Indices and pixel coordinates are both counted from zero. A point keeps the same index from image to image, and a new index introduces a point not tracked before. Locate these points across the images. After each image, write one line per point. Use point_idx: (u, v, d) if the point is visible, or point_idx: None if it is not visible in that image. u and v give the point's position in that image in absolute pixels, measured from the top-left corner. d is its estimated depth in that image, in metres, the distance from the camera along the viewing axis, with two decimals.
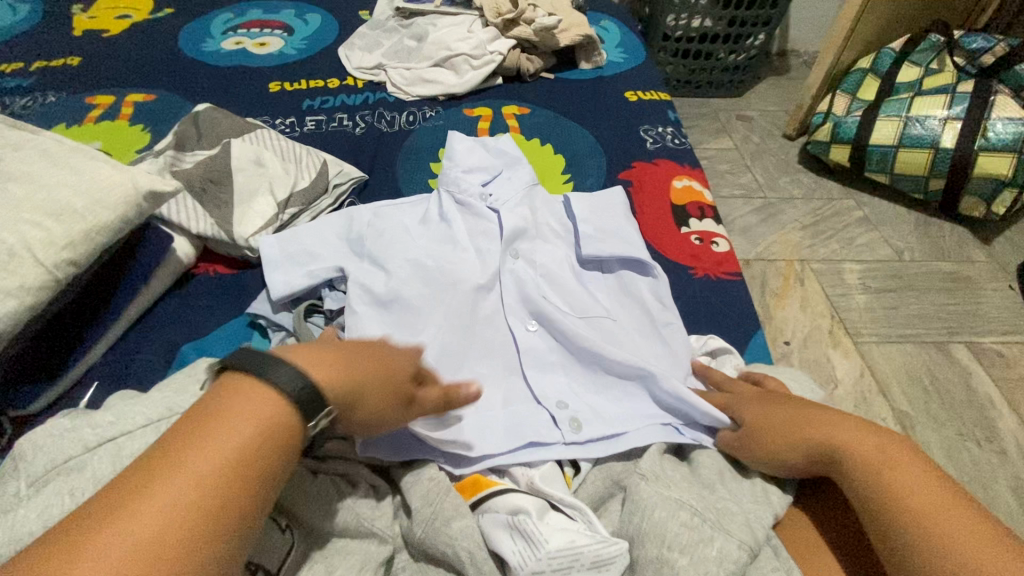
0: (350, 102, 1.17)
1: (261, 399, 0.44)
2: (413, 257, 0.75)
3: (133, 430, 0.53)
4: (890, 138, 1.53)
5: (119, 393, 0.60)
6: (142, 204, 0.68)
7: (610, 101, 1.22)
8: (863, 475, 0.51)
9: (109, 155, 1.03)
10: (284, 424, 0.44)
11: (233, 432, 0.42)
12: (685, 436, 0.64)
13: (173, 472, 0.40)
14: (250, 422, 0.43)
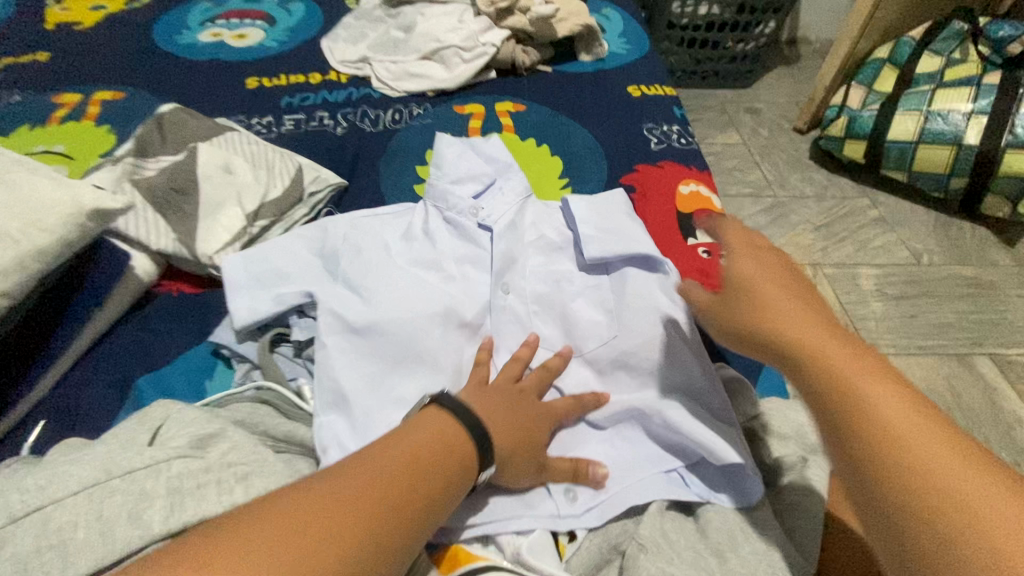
0: (332, 99, 1.09)
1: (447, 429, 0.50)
2: (394, 287, 0.70)
3: (63, 499, 0.47)
4: (910, 134, 1.44)
5: (62, 446, 0.55)
6: (88, 224, 0.61)
7: (611, 96, 1.13)
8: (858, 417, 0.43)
9: (70, 159, 0.95)
10: (462, 456, 0.49)
11: (425, 449, 0.48)
12: (694, 493, 0.58)
13: (360, 478, 0.44)
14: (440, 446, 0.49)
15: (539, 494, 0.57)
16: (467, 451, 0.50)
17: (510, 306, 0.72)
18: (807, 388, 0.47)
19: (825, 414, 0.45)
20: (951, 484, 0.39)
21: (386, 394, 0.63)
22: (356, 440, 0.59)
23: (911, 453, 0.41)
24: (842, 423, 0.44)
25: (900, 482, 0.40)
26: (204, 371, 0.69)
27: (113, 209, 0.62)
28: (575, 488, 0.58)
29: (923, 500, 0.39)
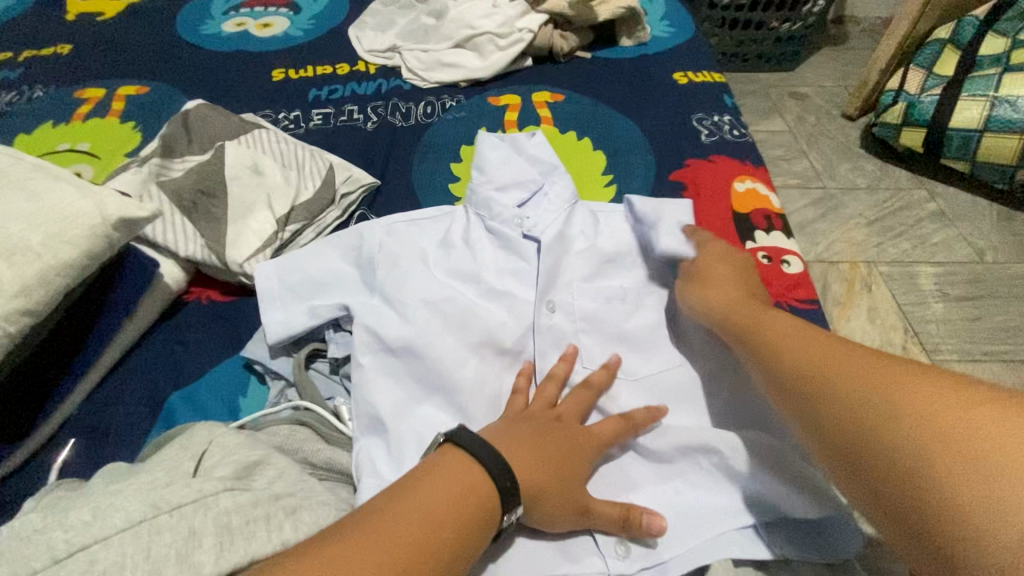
0: (361, 91, 1.04)
1: (467, 473, 0.48)
2: (435, 301, 0.67)
3: (109, 537, 0.43)
4: (973, 122, 1.33)
5: (103, 473, 0.51)
6: (113, 234, 0.58)
7: (655, 85, 1.06)
8: (821, 391, 0.47)
9: (96, 158, 0.92)
10: (482, 501, 0.48)
11: (441, 497, 0.46)
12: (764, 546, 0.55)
13: (375, 537, 0.43)
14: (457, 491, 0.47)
15: (590, 550, 0.55)
16: (488, 493, 0.48)
17: (557, 325, 0.68)
18: (775, 379, 0.53)
19: (792, 395, 0.50)
20: (919, 417, 0.40)
21: (419, 419, 0.60)
22: (393, 468, 0.56)
23: (870, 403, 0.43)
24: (807, 399, 0.48)
25: (873, 437, 0.42)
26: (237, 387, 0.66)
27: (138, 218, 0.59)
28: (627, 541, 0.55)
29: (898, 445, 0.40)
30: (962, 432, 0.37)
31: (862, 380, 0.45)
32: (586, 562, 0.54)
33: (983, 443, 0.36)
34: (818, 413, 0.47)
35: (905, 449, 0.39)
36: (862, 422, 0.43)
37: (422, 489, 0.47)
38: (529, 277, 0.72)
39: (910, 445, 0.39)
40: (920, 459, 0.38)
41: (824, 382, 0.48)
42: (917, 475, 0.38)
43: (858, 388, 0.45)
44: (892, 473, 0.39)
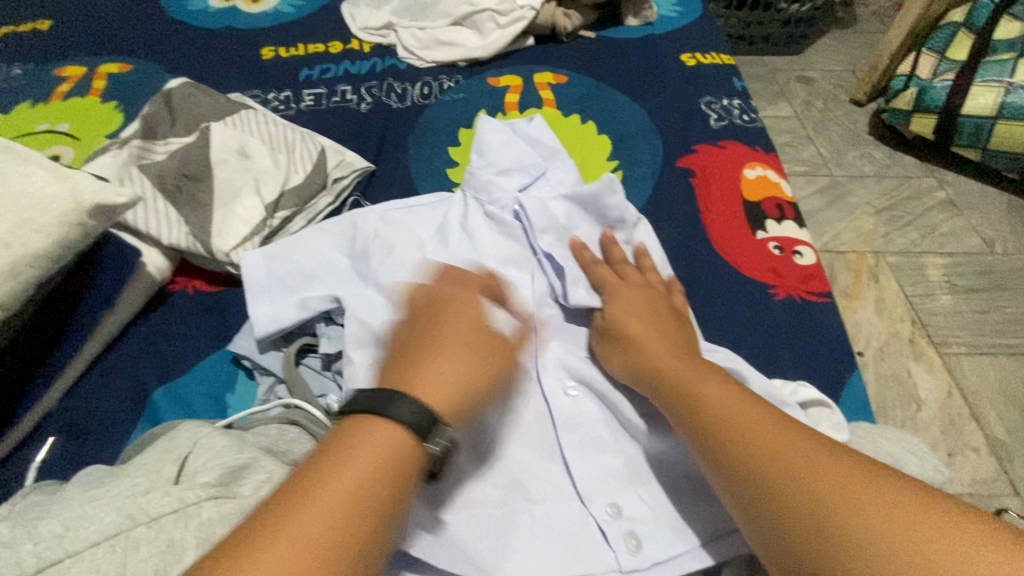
0: (354, 71, 1.00)
1: (386, 436, 0.41)
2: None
3: (82, 551, 0.40)
4: (987, 108, 1.30)
5: (86, 475, 0.48)
6: (88, 222, 0.54)
7: (662, 66, 1.01)
8: (738, 457, 0.45)
9: (76, 140, 0.88)
10: (397, 463, 0.41)
11: (346, 475, 0.39)
12: None
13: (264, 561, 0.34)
14: (370, 460, 0.40)
15: (597, 551, 0.51)
16: (405, 454, 0.41)
17: (559, 314, 0.66)
18: (690, 430, 0.49)
19: (705, 456, 0.48)
20: (837, 499, 0.40)
21: None
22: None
23: (789, 482, 0.42)
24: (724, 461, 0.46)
25: (803, 519, 0.40)
26: (223, 382, 0.63)
27: (116, 204, 0.55)
28: (639, 536, 0.52)
29: (828, 530, 0.39)
30: (879, 515, 0.38)
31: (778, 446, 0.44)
32: (596, 562, 0.51)
33: (904, 530, 0.37)
34: (735, 482, 0.45)
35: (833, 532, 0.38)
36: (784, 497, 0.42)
37: (324, 481, 0.39)
38: (531, 263, 0.69)
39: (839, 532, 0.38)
40: (855, 547, 0.37)
41: (739, 447, 0.45)
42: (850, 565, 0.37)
43: (771, 457, 0.44)
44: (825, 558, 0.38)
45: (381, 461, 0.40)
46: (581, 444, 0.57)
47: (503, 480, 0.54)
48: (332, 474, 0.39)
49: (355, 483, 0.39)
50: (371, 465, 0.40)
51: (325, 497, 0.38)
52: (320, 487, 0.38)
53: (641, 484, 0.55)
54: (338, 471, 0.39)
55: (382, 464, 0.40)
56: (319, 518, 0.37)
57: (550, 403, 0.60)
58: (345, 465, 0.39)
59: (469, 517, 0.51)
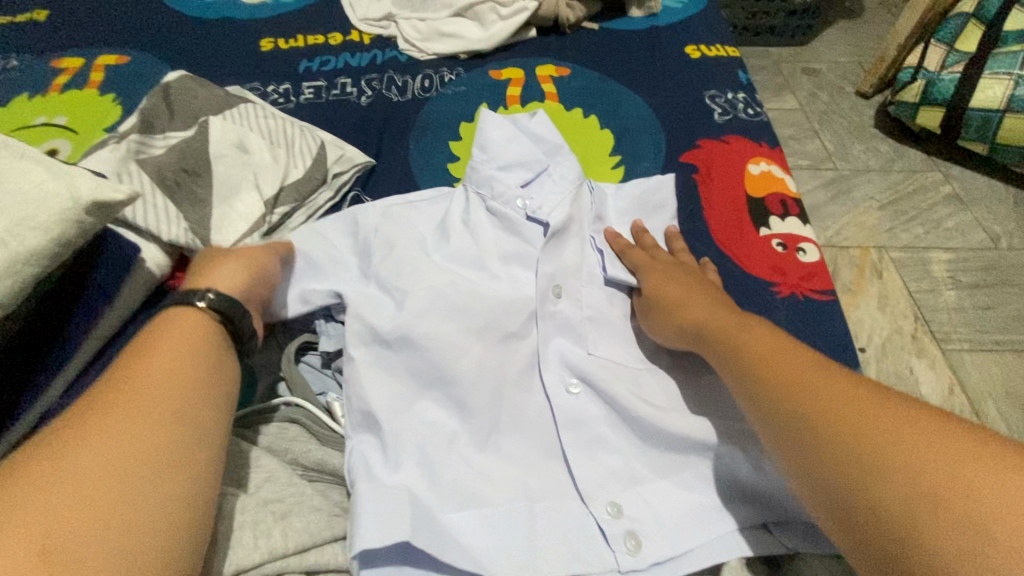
0: (354, 63, 0.98)
1: (184, 319, 0.48)
2: (432, 289, 0.63)
3: None
4: (995, 101, 1.28)
5: None
6: (86, 219, 0.54)
7: (666, 59, 1.00)
8: (801, 431, 0.43)
9: (74, 133, 0.87)
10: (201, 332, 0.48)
11: (164, 349, 0.45)
12: (778, 542, 0.52)
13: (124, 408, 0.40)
14: (181, 334, 0.47)
15: (596, 551, 0.51)
16: (203, 325, 0.49)
17: (562, 312, 0.65)
18: (735, 372, 0.51)
19: (771, 432, 0.46)
20: (919, 482, 0.36)
21: (418, 418, 0.56)
22: (385, 467, 0.52)
23: (852, 456, 0.40)
24: (790, 437, 0.44)
25: (865, 499, 0.38)
26: None
27: (114, 201, 0.55)
28: (639, 536, 0.52)
29: (888, 508, 0.37)
30: (962, 497, 0.34)
31: (851, 419, 0.41)
32: (595, 562, 0.51)
33: (985, 511, 0.33)
34: (801, 460, 0.43)
35: (896, 508, 0.36)
36: (851, 474, 0.39)
37: (145, 348, 0.45)
38: (533, 260, 0.69)
39: (904, 512, 0.36)
40: (917, 527, 0.35)
41: (804, 405, 0.44)
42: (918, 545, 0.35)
43: (839, 432, 0.41)
44: (892, 537, 0.36)
45: (193, 332, 0.48)
46: (583, 442, 0.57)
47: (506, 487, 0.54)
48: (150, 343, 0.45)
49: (177, 343, 0.46)
50: (187, 328, 0.48)
51: (152, 358, 0.44)
52: (148, 351, 0.45)
53: (642, 483, 0.55)
54: (160, 335, 0.46)
55: (200, 323, 0.49)
56: (153, 367, 0.43)
57: (552, 401, 0.59)
58: (165, 334, 0.47)
59: (471, 515, 0.51)
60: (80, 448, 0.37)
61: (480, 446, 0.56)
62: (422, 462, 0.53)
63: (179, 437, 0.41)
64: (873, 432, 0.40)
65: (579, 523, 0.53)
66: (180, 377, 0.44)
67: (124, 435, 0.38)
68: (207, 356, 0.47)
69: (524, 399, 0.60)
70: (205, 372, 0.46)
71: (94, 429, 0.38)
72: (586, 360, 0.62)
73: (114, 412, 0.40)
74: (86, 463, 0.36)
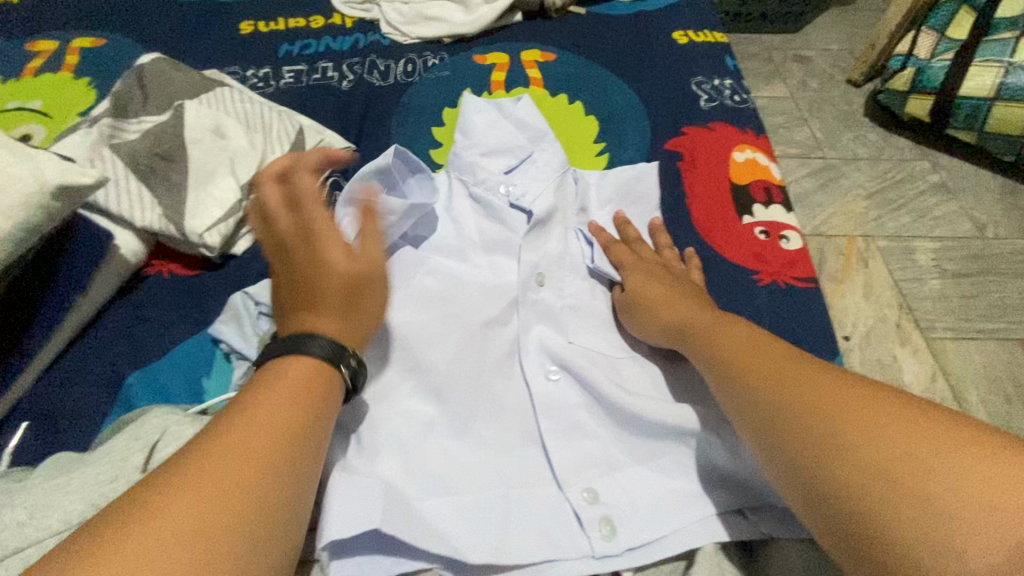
0: (336, 47, 0.97)
1: (301, 365, 0.44)
2: (411, 281, 0.63)
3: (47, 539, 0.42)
4: (985, 90, 1.28)
5: (55, 461, 0.48)
6: (52, 204, 0.53)
7: (653, 44, 0.99)
8: (776, 421, 0.43)
9: (48, 118, 0.85)
10: (320, 384, 0.44)
11: (275, 399, 0.41)
12: (750, 526, 0.52)
13: (207, 479, 0.36)
14: (297, 384, 0.42)
15: (572, 536, 0.51)
16: (323, 379, 0.44)
17: (543, 300, 0.65)
18: (708, 364, 0.52)
19: (747, 420, 0.46)
20: (878, 465, 0.37)
21: (396, 407, 0.55)
22: (360, 454, 0.52)
23: (820, 448, 0.40)
24: (766, 425, 0.44)
25: (835, 491, 0.38)
26: (203, 363, 0.62)
27: (81, 185, 0.54)
28: (615, 521, 0.52)
29: (855, 501, 0.37)
30: (920, 480, 0.35)
31: (826, 412, 0.41)
32: (570, 547, 0.51)
33: (943, 493, 0.34)
34: (775, 448, 0.43)
35: (863, 503, 0.37)
36: (822, 468, 0.39)
37: (255, 404, 0.40)
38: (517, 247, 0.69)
39: (870, 506, 0.36)
40: (884, 525, 0.35)
41: (773, 396, 0.44)
42: (881, 539, 0.35)
43: (811, 429, 0.41)
44: (858, 531, 0.37)
45: (300, 398, 0.42)
46: (561, 429, 0.57)
47: (482, 476, 0.53)
48: (261, 400, 0.41)
49: (287, 404, 0.41)
50: (300, 382, 0.43)
51: (245, 420, 0.39)
52: (252, 408, 0.40)
53: (619, 469, 0.55)
54: (274, 388, 0.42)
55: (317, 376, 0.44)
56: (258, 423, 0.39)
57: (532, 387, 0.59)
58: (279, 386, 0.42)
59: (446, 501, 0.51)
60: (151, 537, 0.32)
61: (457, 434, 0.55)
62: (399, 449, 0.53)
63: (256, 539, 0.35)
64: (844, 425, 0.40)
65: (554, 509, 0.53)
66: (279, 455, 0.39)
67: (203, 526, 0.34)
68: (314, 427, 0.42)
69: (503, 385, 0.60)
70: (305, 447, 0.41)
71: (176, 511, 0.34)
72: (565, 347, 0.61)
73: (197, 487, 0.35)
74: (154, 554, 0.32)
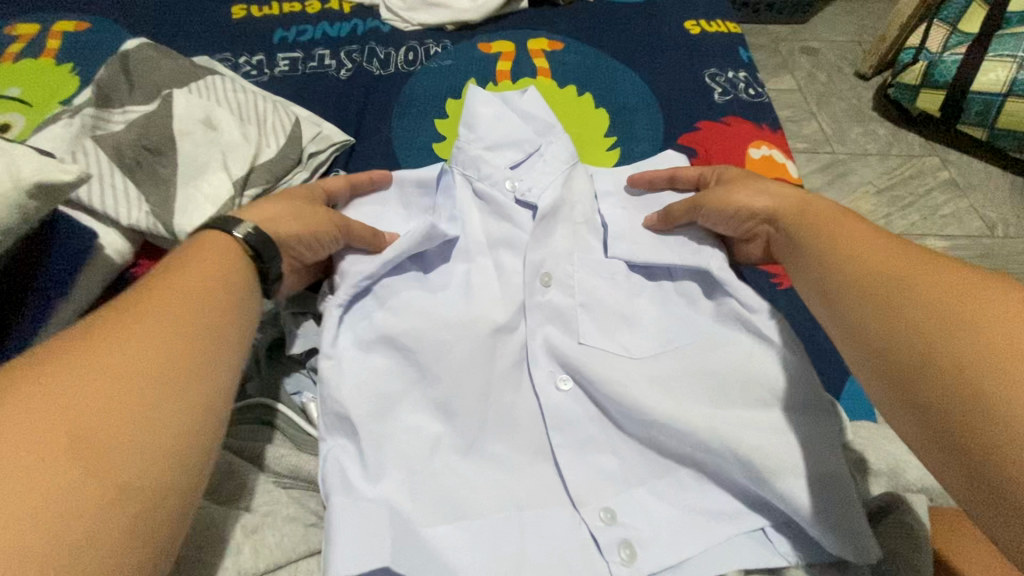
0: (333, 33, 0.92)
1: (219, 246, 0.48)
2: (412, 294, 0.59)
3: None
4: (998, 85, 1.24)
5: None
6: (29, 203, 0.49)
7: (664, 34, 0.95)
8: (856, 309, 0.41)
9: (28, 107, 0.80)
10: (232, 265, 0.47)
11: (193, 273, 0.45)
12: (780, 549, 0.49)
13: (130, 330, 0.38)
14: (213, 261, 0.46)
15: (589, 561, 0.49)
16: (236, 261, 0.48)
17: (554, 301, 0.61)
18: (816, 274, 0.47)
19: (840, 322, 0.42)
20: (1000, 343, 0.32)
21: (399, 424, 0.52)
22: (364, 481, 0.49)
23: (899, 317, 0.37)
24: (861, 323, 0.40)
25: (911, 352, 0.35)
26: None
27: (62, 182, 0.49)
28: (634, 545, 0.49)
29: (934, 355, 0.34)
30: None
31: (908, 286, 0.38)
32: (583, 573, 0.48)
33: None
34: (856, 329, 0.40)
35: (943, 356, 0.33)
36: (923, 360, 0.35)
37: (169, 284, 0.43)
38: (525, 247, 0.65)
39: (955, 358, 0.33)
40: (968, 368, 0.32)
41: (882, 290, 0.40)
42: (963, 389, 0.32)
43: (887, 304, 0.39)
44: (945, 395, 0.33)
45: (217, 281, 0.45)
46: (574, 442, 0.54)
47: (492, 495, 0.51)
48: (176, 280, 0.43)
49: (195, 278, 0.44)
50: (213, 266, 0.46)
51: (168, 284, 0.43)
52: (167, 285, 0.43)
53: (637, 486, 0.53)
54: (186, 269, 0.45)
55: (223, 258, 0.47)
56: (177, 286, 0.43)
57: (544, 399, 0.56)
58: (193, 270, 0.45)
59: (456, 528, 0.48)
60: (53, 387, 0.33)
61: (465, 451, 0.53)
62: (405, 472, 0.50)
63: (188, 395, 0.38)
64: (928, 293, 0.37)
65: (573, 538, 0.50)
66: (201, 326, 0.41)
67: (122, 378, 0.35)
68: (230, 306, 0.45)
69: (514, 398, 0.57)
70: (226, 322, 0.44)
71: (90, 370, 0.35)
72: (580, 349, 0.58)
73: (113, 345, 0.37)
74: (73, 400, 0.33)
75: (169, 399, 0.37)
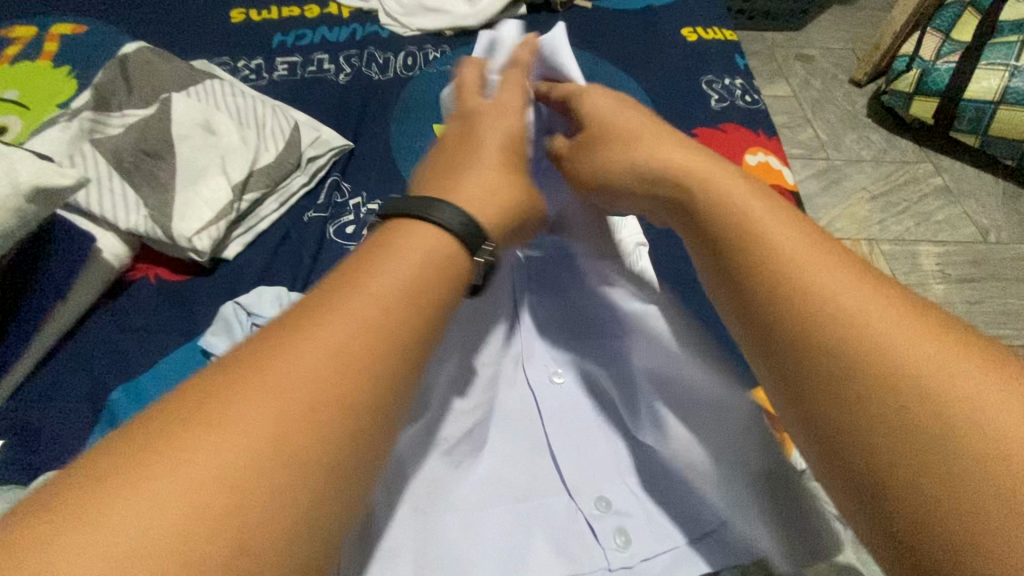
0: (332, 37, 0.92)
1: (425, 243, 0.36)
2: None
3: None
4: (990, 92, 1.26)
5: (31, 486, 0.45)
6: (28, 207, 0.49)
7: (662, 41, 0.96)
8: (822, 360, 0.32)
9: (25, 110, 0.80)
10: (433, 277, 0.35)
11: (384, 286, 0.33)
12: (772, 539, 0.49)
13: (297, 384, 0.28)
14: (412, 267, 0.35)
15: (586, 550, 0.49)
16: (441, 275, 0.36)
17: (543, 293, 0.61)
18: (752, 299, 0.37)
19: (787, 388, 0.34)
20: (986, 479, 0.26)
21: None
22: None
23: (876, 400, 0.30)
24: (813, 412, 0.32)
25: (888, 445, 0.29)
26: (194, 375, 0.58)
27: (60, 186, 0.50)
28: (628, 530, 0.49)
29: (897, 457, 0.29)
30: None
31: (897, 359, 0.30)
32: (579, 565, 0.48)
33: None
34: (813, 413, 0.32)
35: (929, 480, 0.27)
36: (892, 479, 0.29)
37: (336, 308, 0.32)
38: None
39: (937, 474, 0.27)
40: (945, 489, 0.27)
41: (853, 362, 0.31)
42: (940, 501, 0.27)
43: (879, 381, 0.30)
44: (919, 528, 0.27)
45: (399, 316, 0.33)
46: (572, 441, 0.54)
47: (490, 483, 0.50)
48: (343, 303, 0.32)
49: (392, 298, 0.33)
50: (401, 283, 0.34)
51: (358, 300, 0.32)
52: (336, 308, 0.32)
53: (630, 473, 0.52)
54: (379, 269, 0.34)
55: (433, 269, 0.36)
56: (363, 306, 0.32)
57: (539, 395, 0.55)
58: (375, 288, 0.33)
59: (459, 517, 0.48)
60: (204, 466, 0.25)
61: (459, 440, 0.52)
62: None
63: (336, 490, 0.28)
64: (918, 375, 0.29)
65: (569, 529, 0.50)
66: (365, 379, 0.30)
67: (263, 457, 0.26)
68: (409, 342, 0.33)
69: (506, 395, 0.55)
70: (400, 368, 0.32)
71: (233, 441, 0.26)
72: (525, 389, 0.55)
73: (244, 406, 0.27)
74: (195, 490, 0.25)
75: (305, 499, 0.27)
